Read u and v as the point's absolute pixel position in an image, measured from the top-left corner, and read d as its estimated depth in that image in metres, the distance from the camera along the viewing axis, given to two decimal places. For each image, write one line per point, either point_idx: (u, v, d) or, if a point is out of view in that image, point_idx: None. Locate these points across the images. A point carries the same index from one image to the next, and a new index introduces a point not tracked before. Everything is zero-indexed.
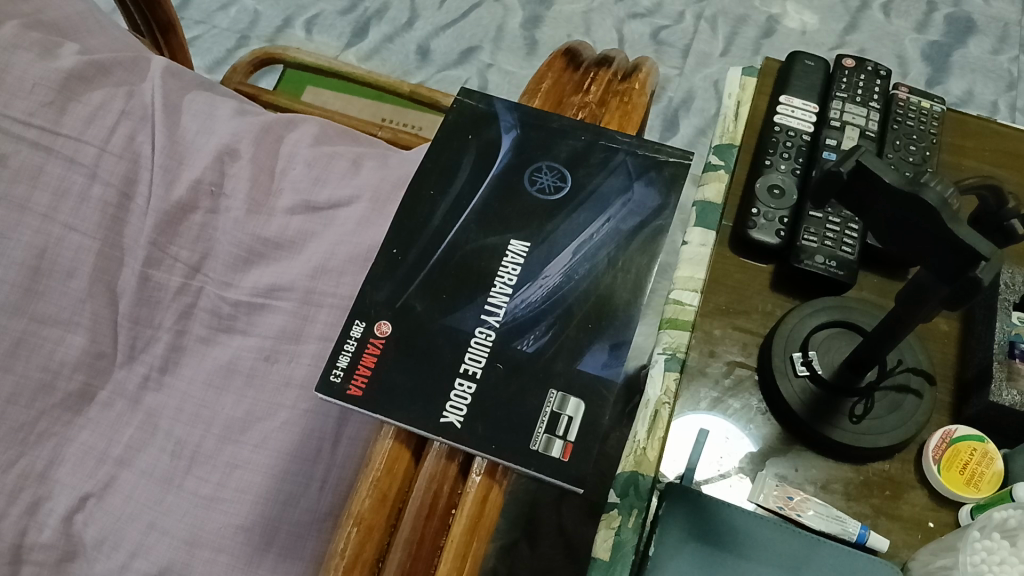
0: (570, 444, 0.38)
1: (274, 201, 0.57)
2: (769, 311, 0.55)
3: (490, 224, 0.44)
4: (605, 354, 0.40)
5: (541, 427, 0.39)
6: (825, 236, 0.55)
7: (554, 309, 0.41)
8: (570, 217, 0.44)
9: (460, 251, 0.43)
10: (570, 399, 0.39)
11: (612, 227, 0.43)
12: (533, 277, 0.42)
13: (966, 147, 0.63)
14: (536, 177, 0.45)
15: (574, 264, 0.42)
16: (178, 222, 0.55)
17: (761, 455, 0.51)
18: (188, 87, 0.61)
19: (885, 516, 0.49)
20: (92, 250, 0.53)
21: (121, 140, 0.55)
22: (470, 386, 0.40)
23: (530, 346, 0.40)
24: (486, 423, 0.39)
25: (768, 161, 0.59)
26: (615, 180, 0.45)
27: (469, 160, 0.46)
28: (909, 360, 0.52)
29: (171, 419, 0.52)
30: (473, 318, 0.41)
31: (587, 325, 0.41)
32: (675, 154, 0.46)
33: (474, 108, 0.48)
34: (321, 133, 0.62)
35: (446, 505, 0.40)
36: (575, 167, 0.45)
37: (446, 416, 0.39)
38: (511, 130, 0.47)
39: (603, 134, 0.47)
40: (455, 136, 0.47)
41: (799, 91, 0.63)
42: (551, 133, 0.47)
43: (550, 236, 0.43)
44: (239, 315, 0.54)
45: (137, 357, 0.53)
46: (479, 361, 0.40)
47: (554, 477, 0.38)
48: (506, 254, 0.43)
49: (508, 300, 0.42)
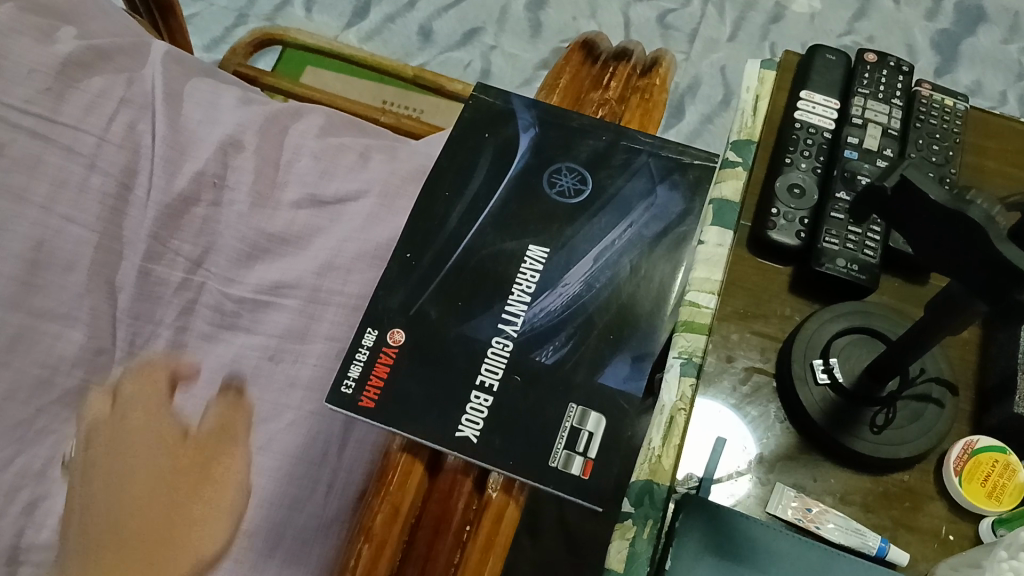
0: (592, 461, 0.37)
1: (279, 194, 0.55)
2: (787, 315, 0.54)
3: (507, 228, 0.42)
4: (628, 366, 0.39)
5: (560, 443, 0.37)
6: (847, 238, 0.54)
7: (574, 318, 0.40)
8: (591, 222, 0.42)
9: (476, 255, 0.41)
10: (591, 413, 0.38)
11: (635, 233, 0.42)
12: (552, 284, 0.41)
13: (989, 148, 0.62)
14: (555, 179, 0.43)
15: (595, 271, 0.41)
16: (180, 215, 0.53)
17: (778, 466, 0.49)
18: (190, 73, 0.59)
19: (904, 528, 0.48)
20: (91, 243, 0.51)
21: (120, 129, 0.53)
22: (486, 399, 0.38)
23: (550, 357, 0.39)
24: (503, 435, 0.37)
25: (788, 159, 0.57)
26: (637, 183, 0.43)
27: (486, 161, 0.44)
28: (932, 369, 0.50)
29: (173, 418, 0.50)
30: (490, 326, 0.40)
31: (609, 336, 0.39)
32: (700, 157, 0.44)
33: (490, 105, 0.46)
34: (328, 124, 0.61)
35: (460, 522, 0.39)
36: (596, 170, 0.44)
37: (461, 430, 0.37)
38: (529, 130, 0.45)
39: (625, 135, 0.45)
40: (471, 134, 0.45)
41: (820, 87, 0.61)
42: (569, 132, 0.45)
43: (569, 242, 0.42)
44: (242, 313, 0.53)
45: (137, 352, 0.51)
46: (496, 373, 0.39)
47: (574, 495, 0.37)
48: (525, 259, 0.41)
49: (526, 308, 0.40)
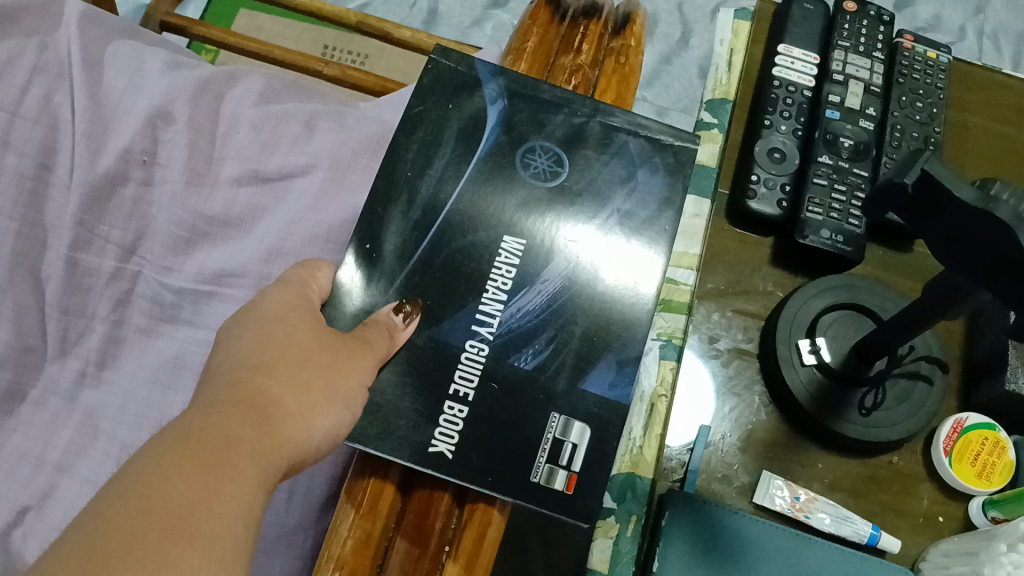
0: (576, 475, 0.32)
1: (216, 171, 0.50)
2: (770, 291, 0.51)
3: (477, 217, 0.35)
4: (612, 372, 0.33)
5: (542, 456, 0.32)
6: (831, 207, 0.51)
7: (556, 320, 0.34)
8: (568, 212, 0.36)
9: (444, 250, 0.34)
10: (574, 422, 0.33)
11: (618, 222, 0.36)
12: (529, 281, 0.34)
13: (973, 102, 0.59)
14: (528, 160, 0.36)
15: (576, 267, 0.35)
16: (106, 197, 0.48)
17: (764, 453, 0.47)
18: (111, 36, 0.53)
19: (894, 513, 0.46)
20: (11, 231, 0.47)
21: (34, 102, 0.48)
22: (461, 410, 0.32)
23: (528, 362, 0.33)
24: (481, 453, 0.32)
25: (768, 122, 0.54)
26: (617, 165, 0.37)
27: (450, 137, 0.36)
28: (921, 347, 0.48)
29: (114, 420, 0.46)
30: (464, 328, 0.33)
31: (594, 340, 0.34)
32: (684, 138, 0.38)
33: (451, 71, 0.37)
34: (267, 87, 0.55)
35: (438, 543, 0.34)
36: (574, 148, 0.37)
37: (436, 445, 0.31)
38: (498, 102, 0.37)
39: (601, 108, 0.38)
40: (433, 102, 0.37)
41: (798, 40, 0.57)
42: (542, 105, 0.37)
43: (545, 233, 0.35)
44: (183, 305, 0.48)
45: (69, 350, 0.47)
46: (471, 380, 0.33)
47: (558, 514, 0.32)
48: (498, 253, 0.35)
49: (503, 308, 0.34)
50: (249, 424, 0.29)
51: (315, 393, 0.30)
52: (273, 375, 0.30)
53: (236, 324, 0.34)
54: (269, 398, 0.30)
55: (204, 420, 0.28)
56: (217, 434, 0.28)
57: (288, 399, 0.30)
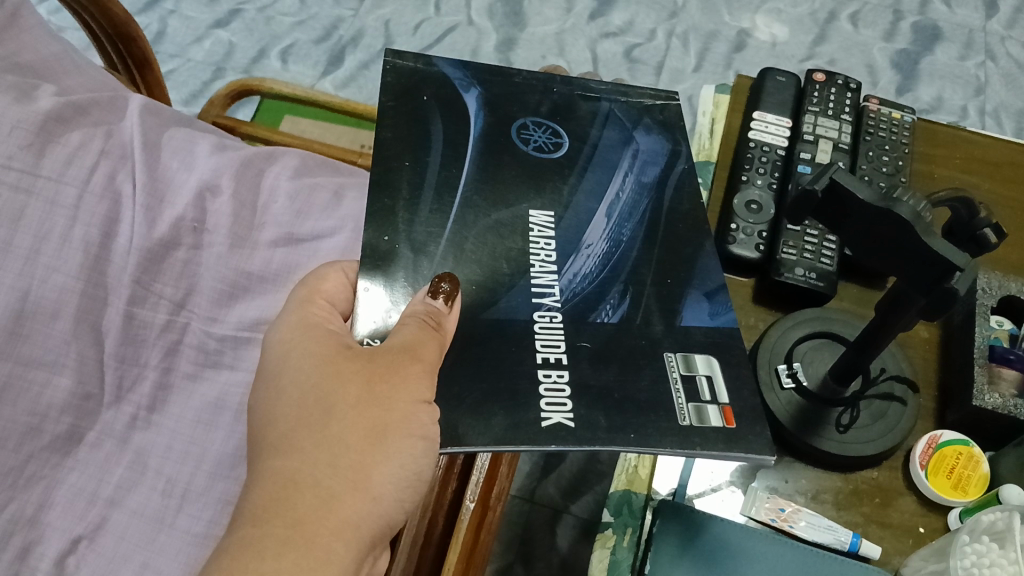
0: (728, 407, 0.38)
1: (256, 235, 0.57)
2: (752, 325, 0.57)
3: (498, 200, 0.45)
4: (707, 304, 0.42)
5: (685, 399, 0.38)
6: (804, 248, 0.56)
7: (611, 271, 0.43)
8: (583, 177, 0.47)
9: (476, 227, 0.43)
10: (695, 361, 0.40)
11: (634, 179, 0.48)
12: (578, 250, 0.44)
13: (938, 156, 0.65)
14: (529, 137, 0.49)
15: (614, 228, 0.45)
16: (160, 259, 0.54)
17: (751, 470, 0.53)
18: (167, 124, 0.60)
19: (875, 524, 0.50)
20: (76, 290, 0.51)
21: (101, 180, 0.54)
22: (561, 375, 0.38)
23: (611, 317, 0.41)
24: (609, 416, 0.37)
25: (744, 177, 0.60)
26: (613, 132, 0.50)
27: (439, 124, 0.47)
28: (892, 368, 0.52)
29: (161, 457, 0.51)
30: (528, 303, 0.41)
31: (667, 281, 0.43)
32: (658, 97, 0.53)
33: (415, 68, 0.50)
34: (301, 164, 0.63)
35: (441, 532, 0.44)
36: (563, 123, 0.50)
37: (550, 418, 0.36)
38: (472, 88, 0.50)
39: (583, 89, 0.52)
40: (413, 98, 0.48)
41: (772, 108, 0.64)
42: (515, 88, 0.51)
43: (571, 204, 0.46)
44: (224, 350, 0.54)
45: (123, 397, 0.52)
46: (559, 348, 0.39)
47: (728, 444, 0.36)
48: (533, 229, 0.44)
49: (558, 279, 0.42)
50: (313, 501, 0.37)
51: (367, 449, 0.38)
52: (324, 440, 0.38)
53: (268, 390, 0.41)
54: (326, 473, 0.37)
55: (268, 508, 0.36)
56: (285, 518, 0.36)
57: (340, 465, 0.37)
